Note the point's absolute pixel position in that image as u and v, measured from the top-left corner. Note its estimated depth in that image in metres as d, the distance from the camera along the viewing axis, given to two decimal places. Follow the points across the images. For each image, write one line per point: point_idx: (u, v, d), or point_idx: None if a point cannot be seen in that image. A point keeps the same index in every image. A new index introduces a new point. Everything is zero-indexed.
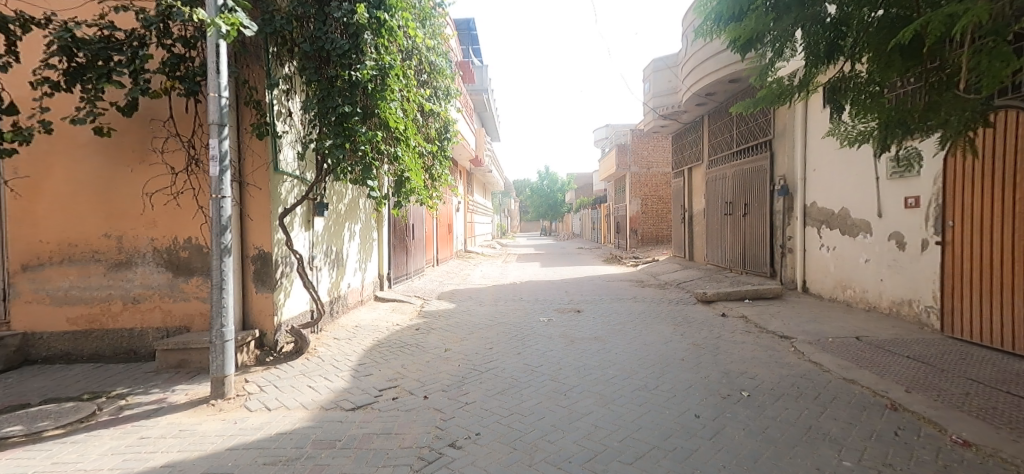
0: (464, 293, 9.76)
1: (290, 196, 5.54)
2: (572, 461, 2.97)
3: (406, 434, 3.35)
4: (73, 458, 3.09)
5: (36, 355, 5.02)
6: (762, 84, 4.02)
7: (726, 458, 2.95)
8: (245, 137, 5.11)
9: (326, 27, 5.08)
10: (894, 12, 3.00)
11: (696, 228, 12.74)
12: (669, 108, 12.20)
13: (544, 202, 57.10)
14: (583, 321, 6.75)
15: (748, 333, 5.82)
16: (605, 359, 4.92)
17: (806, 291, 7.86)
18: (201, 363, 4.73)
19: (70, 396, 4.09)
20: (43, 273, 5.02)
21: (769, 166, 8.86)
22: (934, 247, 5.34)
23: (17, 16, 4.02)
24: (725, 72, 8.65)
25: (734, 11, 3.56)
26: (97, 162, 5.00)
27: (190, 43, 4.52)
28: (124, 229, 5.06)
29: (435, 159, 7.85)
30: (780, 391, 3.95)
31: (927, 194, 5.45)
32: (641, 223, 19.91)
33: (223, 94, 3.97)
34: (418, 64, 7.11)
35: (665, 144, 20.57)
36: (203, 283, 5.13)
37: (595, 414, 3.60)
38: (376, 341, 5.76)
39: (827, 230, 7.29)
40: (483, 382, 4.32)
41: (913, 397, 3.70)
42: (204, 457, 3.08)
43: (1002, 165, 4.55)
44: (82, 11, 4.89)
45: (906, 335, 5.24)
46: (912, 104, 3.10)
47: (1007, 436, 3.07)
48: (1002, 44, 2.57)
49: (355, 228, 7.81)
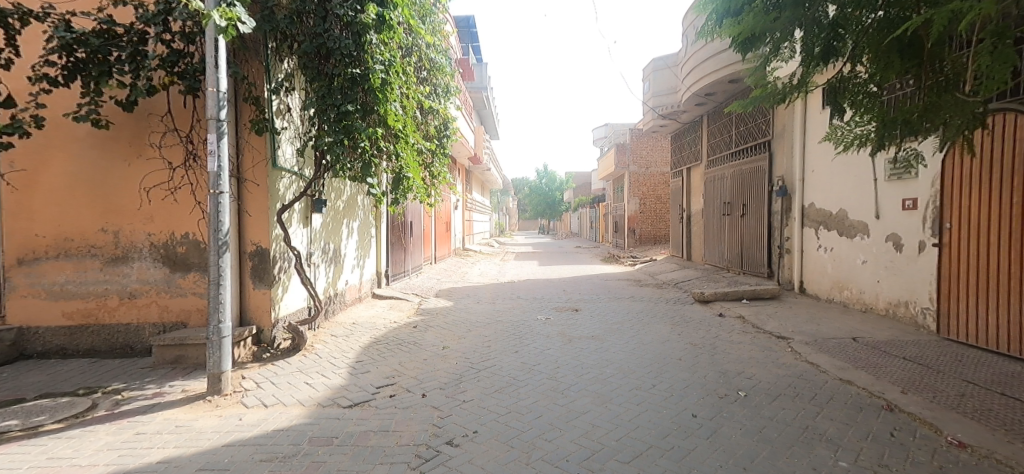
0: (462, 291, 9.73)
1: (288, 192, 5.52)
2: (569, 459, 2.97)
3: (404, 432, 3.34)
4: (68, 453, 3.07)
5: (31, 350, 4.99)
6: (761, 85, 4.02)
7: (723, 458, 2.96)
8: (244, 133, 5.09)
9: (326, 23, 4.97)
10: (891, 13, 3.02)
11: (695, 228, 12.73)
12: (670, 108, 12.13)
13: (543, 201, 57.06)
14: (580, 320, 6.75)
15: (746, 334, 5.83)
16: (603, 358, 4.92)
17: (802, 292, 7.89)
18: (197, 359, 4.71)
19: (65, 391, 4.07)
20: (39, 267, 5.00)
21: (768, 167, 8.85)
22: (931, 249, 5.37)
23: (15, 9, 4.01)
24: (725, 72, 8.64)
25: (733, 8, 3.54)
26: (95, 156, 4.98)
27: (190, 38, 4.50)
28: (122, 224, 5.04)
29: (434, 156, 7.84)
30: (777, 391, 3.96)
31: (924, 196, 5.47)
32: (639, 223, 19.91)
33: (221, 90, 3.95)
34: (418, 61, 7.11)
35: (665, 144, 20.53)
36: (201, 279, 5.10)
37: (592, 413, 3.61)
38: (373, 338, 5.75)
39: (825, 231, 7.31)
40: (481, 380, 4.32)
41: (909, 398, 3.71)
42: (201, 453, 3.07)
43: (1000, 168, 4.57)
44: (81, 4, 4.87)
45: (902, 336, 5.26)
46: (911, 104, 3.09)
47: (1003, 438, 3.09)
48: (1005, 45, 2.56)
49: (353, 225, 7.80)
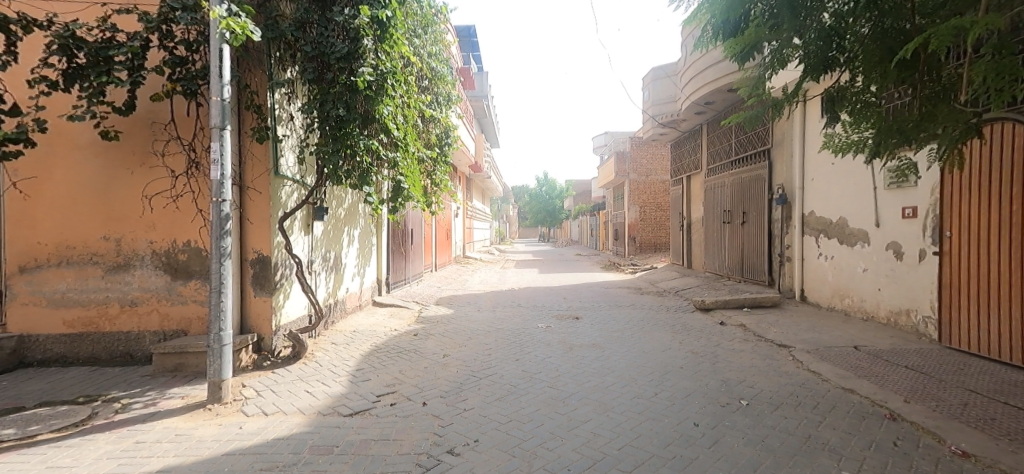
0: (462, 299, 9.73)
1: (289, 199, 5.55)
2: (570, 468, 2.97)
3: (404, 440, 3.33)
4: (68, 462, 3.06)
5: (31, 358, 4.99)
6: (755, 95, 4.03)
7: (725, 468, 2.95)
8: (246, 141, 5.11)
9: (327, 31, 5.08)
10: (886, 23, 3.07)
11: (695, 235, 12.73)
12: (669, 115, 12.34)
13: (543, 209, 57.13)
14: (581, 328, 6.74)
15: (746, 342, 5.83)
16: (604, 367, 4.91)
17: (804, 300, 7.87)
18: (197, 367, 4.70)
19: (65, 400, 4.06)
20: (41, 274, 5.01)
21: (768, 175, 8.88)
22: (932, 257, 5.37)
23: (19, 18, 4.03)
24: (723, 82, 8.71)
25: (730, 17, 3.55)
26: (97, 164, 5.00)
27: (194, 45, 4.54)
28: (123, 232, 5.05)
29: (435, 164, 7.85)
30: (778, 400, 3.95)
31: (924, 204, 5.49)
32: (639, 231, 19.98)
33: (224, 98, 3.98)
34: (419, 70, 7.19)
35: (666, 152, 20.56)
36: (202, 286, 5.11)
37: (593, 422, 3.60)
38: (374, 346, 5.75)
39: (825, 239, 7.32)
40: (482, 389, 4.31)
41: (911, 407, 3.70)
42: (201, 461, 3.06)
43: (998, 178, 4.60)
44: (87, 13, 4.92)
45: (904, 345, 5.25)
46: (908, 113, 3.13)
47: (1006, 447, 3.07)
48: (1004, 57, 2.58)
49: (354, 233, 7.81)
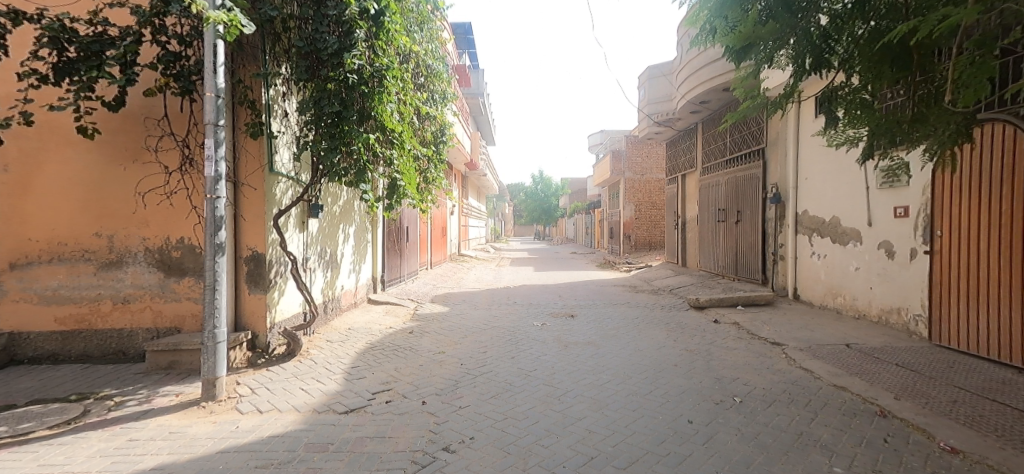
0: (457, 297, 9.67)
1: (284, 196, 5.53)
2: (565, 465, 2.98)
3: (399, 438, 3.34)
4: (61, 460, 3.05)
5: (22, 355, 4.96)
6: (755, 93, 4.01)
7: (718, 464, 2.98)
8: (240, 137, 5.06)
9: (322, 27, 5.05)
10: (882, 24, 3.06)
11: (690, 234, 12.76)
12: (664, 115, 12.36)
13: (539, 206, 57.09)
14: (576, 326, 6.75)
15: (740, 340, 5.86)
16: (598, 365, 4.93)
17: (797, 299, 7.93)
18: (191, 365, 4.68)
19: (58, 398, 4.03)
20: (32, 272, 4.97)
21: (762, 174, 8.92)
22: (922, 256, 5.44)
23: (11, 11, 4.06)
24: (720, 80, 8.71)
25: (728, 17, 3.52)
26: (88, 160, 4.96)
27: (186, 40, 4.50)
28: (117, 228, 5.01)
29: (430, 162, 7.74)
30: (772, 397, 3.98)
31: (915, 204, 5.56)
32: (635, 229, 20.08)
33: (219, 94, 3.96)
34: (415, 67, 7.19)
35: (660, 150, 20.58)
36: (196, 283, 5.08)
37: (589, 419, 3.62)
38: (369, 344, 5.73)
39: (818, 238, 7.39)
40: (477, 386, 4.33)
41: (902, 404, 3.75)
42: (195, 459, 3.06)
43: (991, 176, 4.63)
44: (76, 7, 4.85)
45: (895, 343, 5.31)
46: (901, 113, 3.17)
47: (994, 444, 3.12)
48: (988, 56, 2.62)
49: (349, 229, 7.78)
